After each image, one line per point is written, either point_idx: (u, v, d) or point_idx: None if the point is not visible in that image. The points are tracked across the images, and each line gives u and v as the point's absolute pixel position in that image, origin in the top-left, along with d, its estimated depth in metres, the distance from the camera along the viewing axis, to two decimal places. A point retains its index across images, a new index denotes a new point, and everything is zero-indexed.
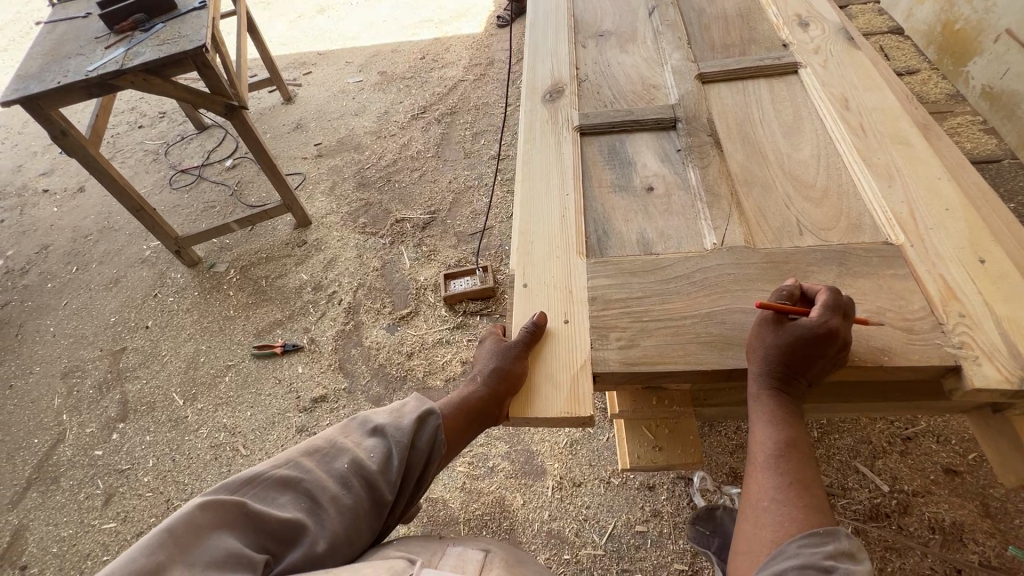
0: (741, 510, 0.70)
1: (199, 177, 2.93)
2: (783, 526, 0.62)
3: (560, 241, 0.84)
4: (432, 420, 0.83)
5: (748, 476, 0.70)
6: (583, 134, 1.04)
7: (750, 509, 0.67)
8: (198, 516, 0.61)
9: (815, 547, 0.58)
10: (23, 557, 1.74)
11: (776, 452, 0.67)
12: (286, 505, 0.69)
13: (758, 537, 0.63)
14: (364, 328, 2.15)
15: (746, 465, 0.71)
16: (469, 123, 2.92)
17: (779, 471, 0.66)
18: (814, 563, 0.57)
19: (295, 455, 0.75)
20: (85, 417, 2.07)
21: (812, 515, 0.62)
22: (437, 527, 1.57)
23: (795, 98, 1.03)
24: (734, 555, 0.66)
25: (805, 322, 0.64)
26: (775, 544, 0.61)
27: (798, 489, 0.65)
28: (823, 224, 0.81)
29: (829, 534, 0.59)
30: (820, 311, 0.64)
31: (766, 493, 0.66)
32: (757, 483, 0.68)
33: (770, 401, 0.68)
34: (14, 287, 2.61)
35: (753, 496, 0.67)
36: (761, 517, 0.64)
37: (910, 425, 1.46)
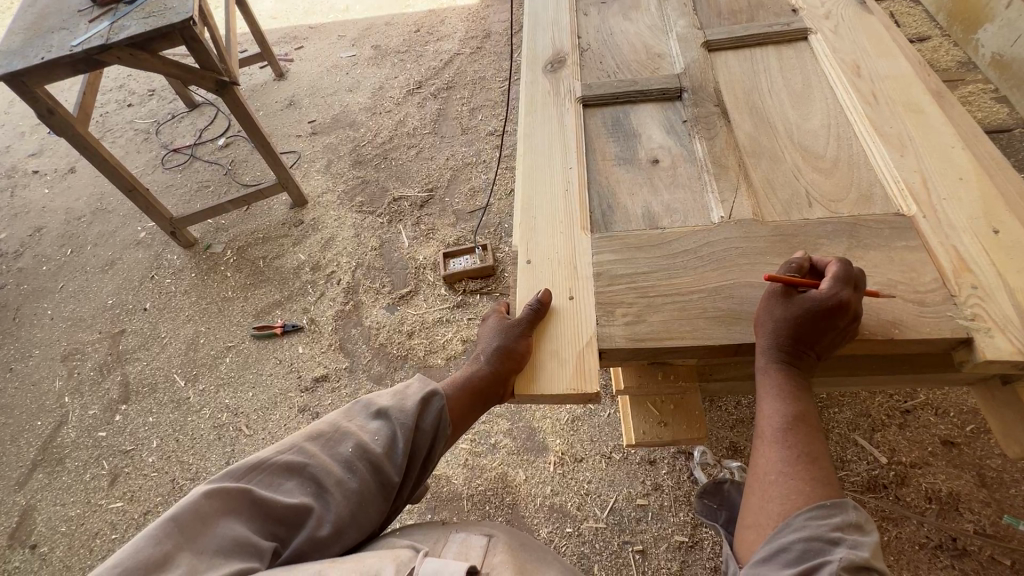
0: (748, 486, 0.70)
1: (192, 156, 2.88)
2: (790, 501, 0.62)
3: (563, 216, 0.83)
4: (436, 401, 0.82)
5: (756, 451, 0.70)
6: (585, 105, 1.01)
7: (758, 483, 0.67)
8: (205, 504, 0.62)
9: (822, 519, 0.59)
10: (32, 536, 1.76)
11: (784, 427, 0.67)
12: (292, 491, 0.69)
13: (766, 510, 0.63)
14: (364, 308, 2.14)
15: (754, 440, 0.71)
16: (466, 98, 2.87)
17: (787, 445, 0.66)
18: (821, 535, 0.57)
19: (299, 440, 0.74)
20: (87, 399, 2.07)
21: (820, 488, 0.62)
22: (440, 503, 1.60)
23: (804, 66, 1.00)
24: (742, 530, 0.66)
25: (814, 296, 0.63)
26: (783, 516, 0.61)
27: (806, 463, 0.64)
28: (832, 195, 0.79)
29: (837, 506, 0.59)
30: (831, 284, 0.63)
31: (774, 467, 0.66)
32: (765, 457, 0.68)
33: (778, 376, 0.67)
34: (9, 271, 2.58)
35: (760, 470, 0.67)
36: (769, 491, 0.64)
37: (910, 399, 1.47)
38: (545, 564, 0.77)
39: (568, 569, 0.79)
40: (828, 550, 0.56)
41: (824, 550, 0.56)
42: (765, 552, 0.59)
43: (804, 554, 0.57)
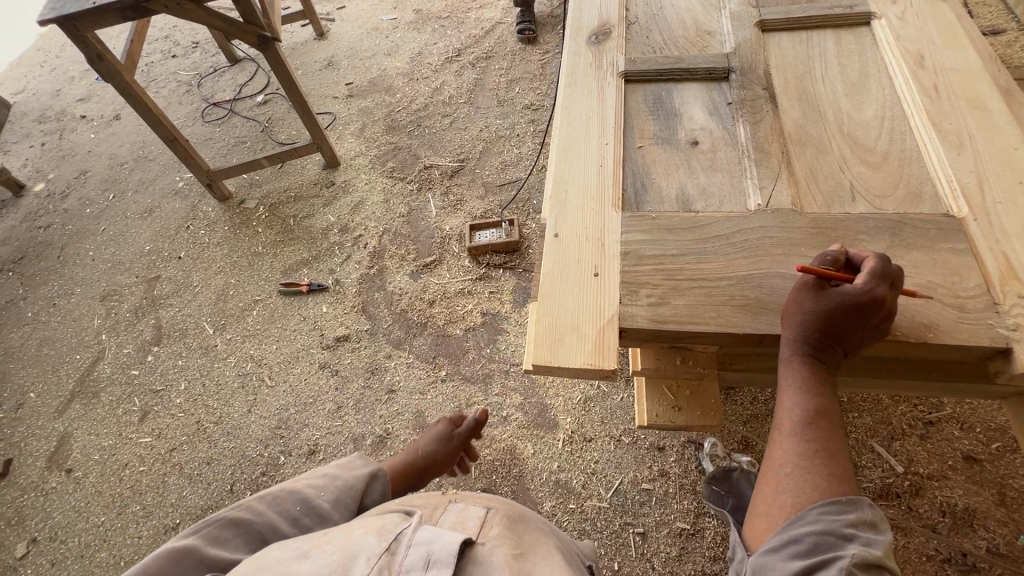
0: (761, 473, 0.70)
1: (231, 111, 2.92)
2: (805, 494, 0.62)
3: (595, 192, 0.81)
4: (382, 471, 0.93)
5: (771, 441, 0.70)
6: (628, 80, 0.98)
7: (771, 473, 0.67)
8: (154, 565, 0.66)
9: (837, 515, 0.59)
10: (68, 461, 1.89)
11: (804, 420, 0.66)
12: (240, 545, 0.74)
13: (779, 501, 0.64)
14: (389, 273, 2.17)
15: (771, 429, 0.71)
16: (503, 69, 2.82)
17: (806, 439, 0.66)
18: (835, 529, 0.58)
19: (249, 501, 0.80)
20: (122, 338, 2.18)
21: (836, 484, 0.62)
22: (449, 468, 1.67)
23: (863, 52, 0.94)
24: (752, 516, 0.67)
25: (849, 290, 0.61)
26: (796, 508, 0.62)
27: (823, 458, 0.64)
28: (878, 190, 0.76)
29: (853, 503, 0.60)
30: (866, 278, 0.60)
31: (790, 460, 0.66)
32: (782, 448, 0.67)
33: (801, 370, 0.66)
34: (55, 210, 2.70)
35: (776, 461, 0.67)
36: (783, 482, 0.64)
37: (934, 410, 1.43)
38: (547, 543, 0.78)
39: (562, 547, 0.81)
40: (840, 545, 0.57)
41: (837, 545, 0.57)
42: (773, 542, 0.61)
43: (815, 547, 0.58)
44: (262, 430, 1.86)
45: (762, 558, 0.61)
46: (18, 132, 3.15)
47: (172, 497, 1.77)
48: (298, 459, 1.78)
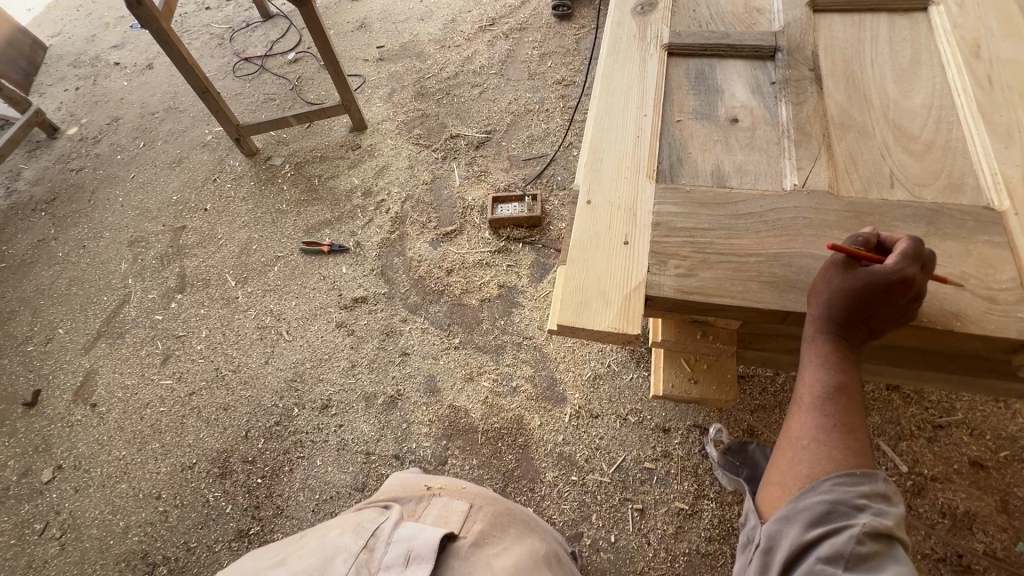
0: (779, 447, 0.71)
1: (261, 68, 2.92)
2: (820, 465, 0.63)
3: (630, 163, 0.82)
4: None
5: (791, 416, 0.71)
6: (671, 53, 0.96)
7: (789, 445, 0.68)
8: None
9: (850, 486, 0.60)
10: (93, 396, 1.97)
11: (824, 395, 0.66)
12: None
13: (794, 472, 0.65)
14: (409, 239, 2.19)
15: (791, 404, 0.71)
16: (537, 42, 2.78)
17: (824, 413, 0.66)
18: (848, 500, 0.59)
19: None
20: (148, 284, 2.24)
21: (852, 457, 0.62)
22: (457, 432, 1.72)
23: (917, 39, 0.92)
24: (766, 486, 0.69)
25: (877, 269, 0.61)
26: (810, 477, 0.63)
27: (842, 431, 0.65)
28: (919, 179, 0.75)
29: (867, 476, 0.60)
30: (896, 259, 0.61)
31: (807, 433, 0.66)
32: (801, 421, 0.68)
33: (825, 346, 0.66)
34: (87, 154, 2.75)
35: (793, 434, 0.68)
36: (800, 453, 0.65)
37: (945, 414, 1.43)
38: (525, 531, 0.91)
39: (538, 539, 0.91)
40: (852, 515, 0.58)
41: (849, 514, 0.58)
42: (788, 510, 0.62)
43: (826, 515, 0.59)
44: (278, 382, 1.91)
45: (774, 525, 0.62)
46: (53, 75, 3.19)
47: (190, 437, 1.84)
48: (310, 413, 1.83)
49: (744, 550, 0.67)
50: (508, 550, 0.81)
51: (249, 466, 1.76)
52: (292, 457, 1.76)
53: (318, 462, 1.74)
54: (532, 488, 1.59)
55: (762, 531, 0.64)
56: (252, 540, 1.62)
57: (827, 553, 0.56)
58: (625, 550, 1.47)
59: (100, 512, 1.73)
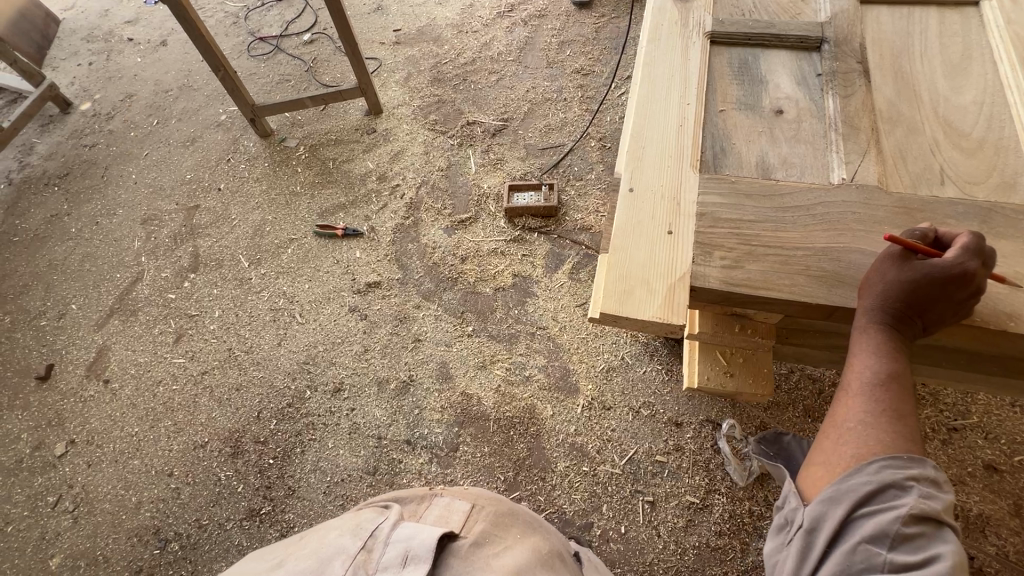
0: (823, 431, 0.71)
1: (277, 48, 2.90)
2: (867, 449, 0.63)
3: (674, 151, 0.82)
4: None
5: (838, 402, 0.70)
6: (713, 41, 0.95)
7: (834, 430, 0.68)
8: None
9: (897, 469, 0.59)
10: (106, 372, 1.98)
11: (875, 381, 0.66)
12: None
13: (840, 455, 0.65)
14: (423, 226, 2.18)
15: (838, 391, 0.71)
16: (556, 30, 2.74)
17: (872, 399, 0.66)
18: (895, 481, 0.58)
19: None
20: (161, 262, 2.23)
21: (901, 442, 0.62)
22: (469, 419, 1.72)
23: (967, 34, 0.90)
24: (809, 469, 0.69)
25: (937, 261, 0.60)
26: (856, 460, 0.63)
27: (891, 417, 0.64)
28: (969, 176, 0.74)
29: (915, 460, 0.60)
30: (957, 252, 0.60)
31: (855, 418, 0.66)
32: (848, 407, 0.68)
33: (879, 334, 0.65)
34: (100, 131, 2.73)
35: (840, 419, 0.68)
36: (846, 437, 0.65)
37: (961, 417, 1.43)
38: (527, 530, 0.92)
39: (542, 537, 0.93)
40: (899, 497, 0.58)
41: (896, 496, 0.58)
42: (832, 492, 0.62)
43: (872, 496, 0.59)
44: (290, 364, 1.91)
45: (817, 506, 0.62)
46: (66, 49, 3.16)
47: (202, 416, 1.85)
48: (322, 395, 1.84)
49: (783, 530, 0.67)
50: (509, 548, 0.82)
51: (261, 446, 1.77)
52: (303, 439, 1.77)
53: (330, 445, 1.74)
54: (542, 477, 1.60)
55: (803, 512, 0.64)
56: (263, 520, 1.64)
57: (871, 532, 0.57)
58: (635, 541, 1.48)
59: (112, 486, 1.74)
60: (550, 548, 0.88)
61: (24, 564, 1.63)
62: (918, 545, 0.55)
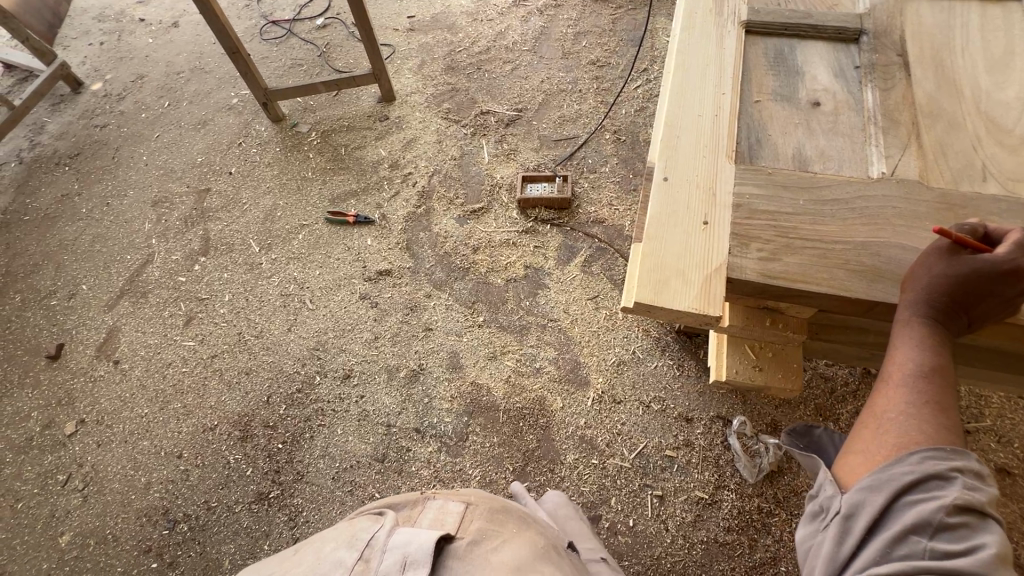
0: (860, 422, 0.70)
1: (289, 32, 2.87)
2: (908, 439, 0.63)
3: (710, 142, 0.85)
4: None
5: (877, 394, 0.70)
6: (749, 32, 0.98)
7: (874, 420, 0.68)
8: None
9: (941, 459, 0.59)
10: (116, 353, 1.98)
11: (918, 373, 0.66)
12: None
13: (879, 443, 0.65)
14: (435, 215, 2.17)
15: (877, 383, 0.72)
16: (572, 21, 2.71)
17: (915, 390, 0.66)
18: (938, 471, 0.58)
19: None
20: (172, 245, 2.23)
21: (944, 434, 0.62)
22: (478, 409, 1.72)
23: (1011, 28, 0.89)
24: (844, 458, 0.68)
25: (988, 258, 0.63)
26: (897, 449, 0.62)
27: (934, 409, 0.64)
28: (1012, 172, 0.74)
29: (958, 452, 0.59)
30: (1009, 249, 0.63)
31: (896, 409, 0.66)
32: (889, 398, 0.68)
33: (923, 326, 0.67)
34: (111, 111, 2.72)
35: (880, 409, 0.68)
36: (887, 427, 0.65)
37: (974, 420, 1.42)
38: (525, 527, 0.88)
39: (541, 534, 0.89)
40: (942, 487, 0.57)
41: (940, 487, 0.57)
42: (872, 479, 0.62)
43: (915, 486, 0.58)
44: (300, 349, 1.91)
45: (857, 493, 0.62)
46: (78, 28, 3.14)
47: (212, 399, 1.85)
48: (332, 381, 1.84)
49: (816, 518, 0.66)
50: (508, 545, 0.78)
51: (270, 431, 1.77)
52: (312, 425, 1.77)
53: (339, 431, 1.75)
54: (552, 469, 1.60)
55: (841, 499, 0.64)
56: (271, 503, 1.64)
57: (914, 521, 0.56)
58: (643, 535, 1.48)
59: (122, 467, 1.75)
60: (545, 542, 0.86)
61: (34, 542, 1.64)
62: (961, 535, 0.54)
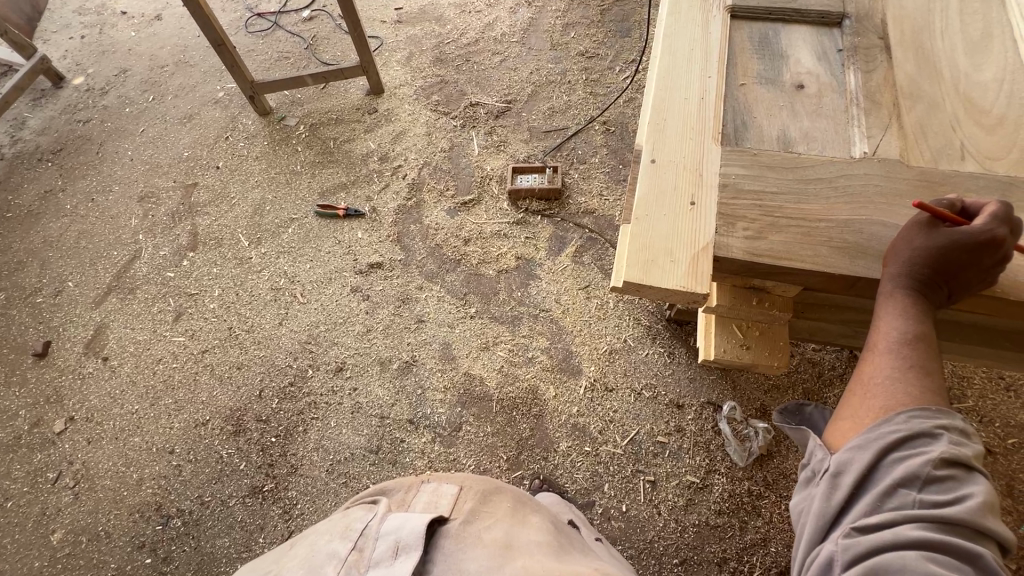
0: (848, 390, 0.72)
1: (275, 25, 2.84)
2: (894, 401, 0.64)
3: (695, 125, 0.86)
4: None
5: (864, 362, 0.72)
6: (734, 17, 0.99)
7: (861, 386, 0.69)
8: None
9: (926, 418, 0.61)
10: (104, 349, 1.96)
11: (902, 339, 0.68)
12: None
13: (867, 408, 0.66)
14: (426, 207, 2.16)
15: (863, 353, 0.73)
16: (560, 12, 2.71)
17: (899, 356, 0.68)
18: (924, 429, 0.60)
19: None
20: (159, 241, 2.20)
21: (929, 396, 0.64)
22: (471, 400, 1.73)
23: (989, 11, 0.91)
24: (835, 424, 0.70)
25: (967, 228, 0.65)
26: (884, 411, 0.64)
27: (918, 373, 0.66)
28: (991, 151, 0.77)
29: (942, 412, 0.61)
30: (987, 220, 0.65)
31: (882, 374, 0.68)
32: (875, 365, 0.70)
33: (907, 295, 0.69)
34: (94, 106, 2.68)
35: (867, 376, 0.70)
36: (875, 392, 0.67)
37: (957, 401, 1.45)
38: (518, 505, 0.89)
39: (534, 509, 0.90)
40: (928, 443, 0.59)
41: (926, 443, 0.59)
42: (861, 440, 0.63)
43: (902, 442, 0.60)
44: (292, 343, 1.91)
45: (846, 454, 0.63)
46: (57, 21, 3.08)
47: (203, 394, 1.84)
48: (325, 374, 1.84)
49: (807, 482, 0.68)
50: (499, 524, 0.79)
51: (263, 425, 1.76)
52: (305, 418, 1.77)
53: (333, 423, 1.75)
54: (545, 457, 1.61)
55: (831, 460, 0.65)
56: (266, 497, 1.64)
57: (903, 475, 0.58)
58: (636, 520, 1.50)
59: (113, 464, 1.74)
60: (539, 518, 0.87)
61: (26, 540, 1.63)
62: (948, 486, 0.56)
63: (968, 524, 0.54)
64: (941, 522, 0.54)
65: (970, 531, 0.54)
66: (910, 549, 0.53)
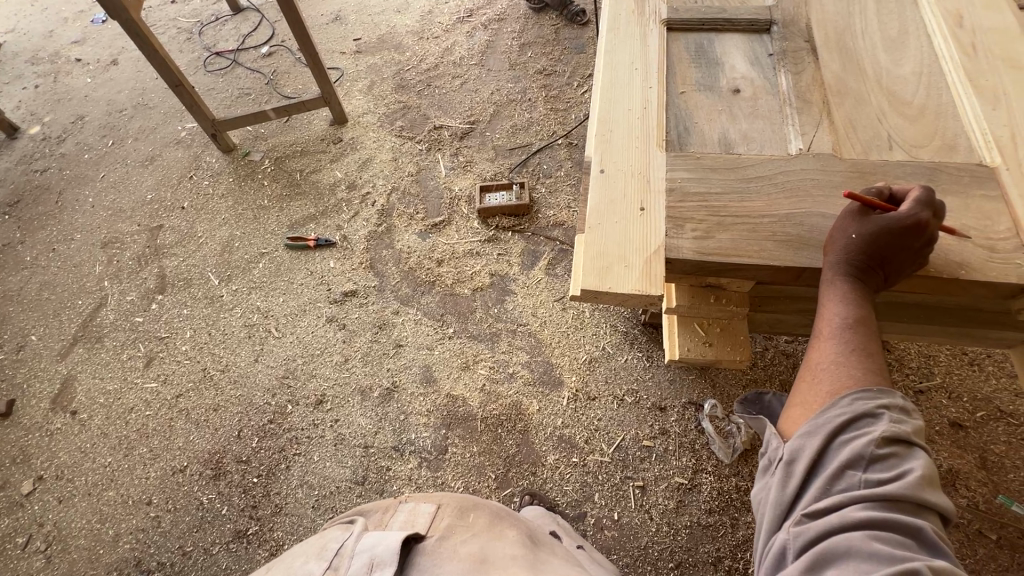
0: (799, 377, 0.74)
1: (234, 62, 2.85)
2: (839, 385, 0.66)
3: (640, 133, 0.90)
4: None
5: (811, 349, 0.74)
6: (671, 29, 1.04)
7: (809, 373, 0.72)
8: None
9: (868, 400, 0.63)
10: (72, 403, 1.90)
11: (845, 324, 0.70)
12: None
13: (815, 394, 0.68)
14: (396, 232, 2.17)
15: (811, 340, 0.75)
16: (516, 33, 2.78)
17: (842, 341, 0.70)
18: (867, 410, 0.62)
19: None
20: (125, 286, 2.16)
21: (871, 378, 0.66)
22: (455, 421, 1.72)
23: (903, 11, 0.98)
24: (788, 411, 0.72)
25: (894, 215, 0.68)
26: (831, 395, 0.66)
27: (860, 356, 0.68)
28: (914, 140, 0.82)
29: (883, 392, 0.64)
30: (911, 206, 0.68)
31: (827, 360, 0.70)
32: (820, 351, 0.72)
33: (845, 282, 0.71)
34: (52, 154, 2.63)
35: (814, 363, 0.72)
36: (822, 377, 0.69)
37: (925, 380, 1.49)
38: (496, 519, 0.89)
39: (512, 522, 0.90)
40: (871, 424, 0.61)
41: (868, 424, 0.61)
42: (810, 426, 0.65)
43: (847, 425, 0.62)
44: (268, 380, 1.87)
45: (797, 441, 0.65)
46: (9, 73, 3.04)
47: (179, 440, 1.79)
48: (304, 409, 1.80)
49: (764, 471, 0.69)
50: (476, 538, 0.79)
51: (244, 466, 1.72)
52: (287, 454, 1.73)
53: (316, 458, 1.71)
54: (533, 472, 1.60)
55: (784, 448, 0.67)
56: (250, 540, 1.59)
57: (849, 457, 0.60)
58: (628, 527, 1.49)
59: (87, 521, 1.67)
60: (517, 532, 0.87)
61: None
62: (891, 464, 0.58)
63: (910, 499, 0.56)
64: (885, 500, 0.56)
65: (911, 506, 0.56)
66: (856, 530, 0.56)
